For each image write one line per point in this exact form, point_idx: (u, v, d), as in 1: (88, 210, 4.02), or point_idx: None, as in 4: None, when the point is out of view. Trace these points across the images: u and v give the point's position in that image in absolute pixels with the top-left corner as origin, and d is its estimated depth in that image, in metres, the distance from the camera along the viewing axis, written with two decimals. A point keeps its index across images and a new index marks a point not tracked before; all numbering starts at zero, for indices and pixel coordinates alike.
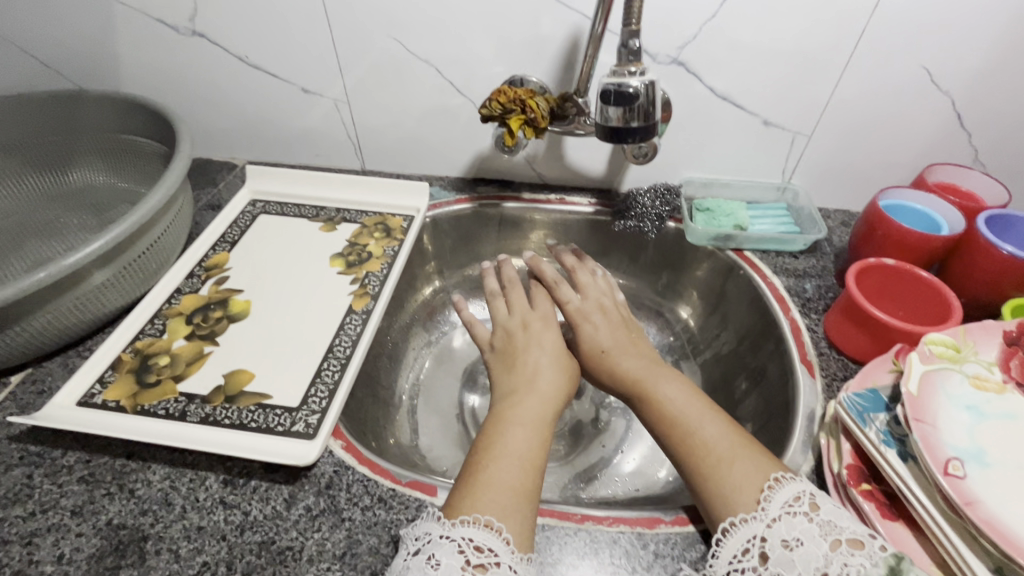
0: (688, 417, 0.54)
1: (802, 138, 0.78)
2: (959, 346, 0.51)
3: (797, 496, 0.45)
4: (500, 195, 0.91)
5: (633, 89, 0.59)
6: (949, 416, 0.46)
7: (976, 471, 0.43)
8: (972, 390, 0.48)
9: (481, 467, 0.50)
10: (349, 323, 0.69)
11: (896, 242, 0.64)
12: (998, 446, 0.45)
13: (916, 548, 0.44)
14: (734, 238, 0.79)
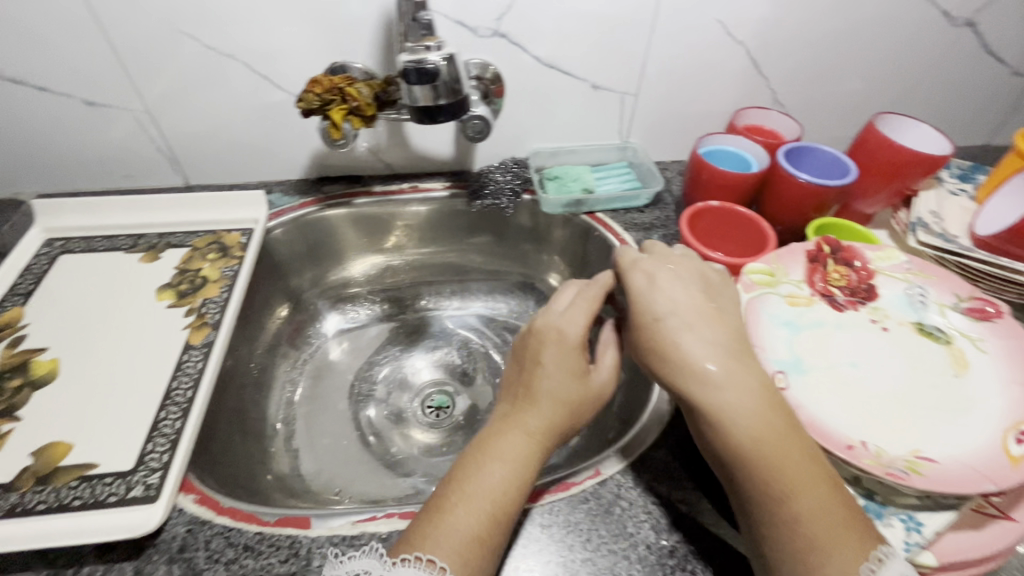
0: (784, 467, 0.40)
1: (630, 98, 0.82)
2: (772, 271, 0.57)
3: None
4: (349, 192, 0.86)
5: (433, 66, 0.58)
6: (771, 335, 0.51)
7: (794, 379, 0.48)
8: (788, 308, 0.54)
9: (447, 512, 0.44)
10: (187, 360, 0.61)
11: (718, 185, 0.69)
12: (811, 353, 0.50)
13: None
14: (584, 202, 0.82)
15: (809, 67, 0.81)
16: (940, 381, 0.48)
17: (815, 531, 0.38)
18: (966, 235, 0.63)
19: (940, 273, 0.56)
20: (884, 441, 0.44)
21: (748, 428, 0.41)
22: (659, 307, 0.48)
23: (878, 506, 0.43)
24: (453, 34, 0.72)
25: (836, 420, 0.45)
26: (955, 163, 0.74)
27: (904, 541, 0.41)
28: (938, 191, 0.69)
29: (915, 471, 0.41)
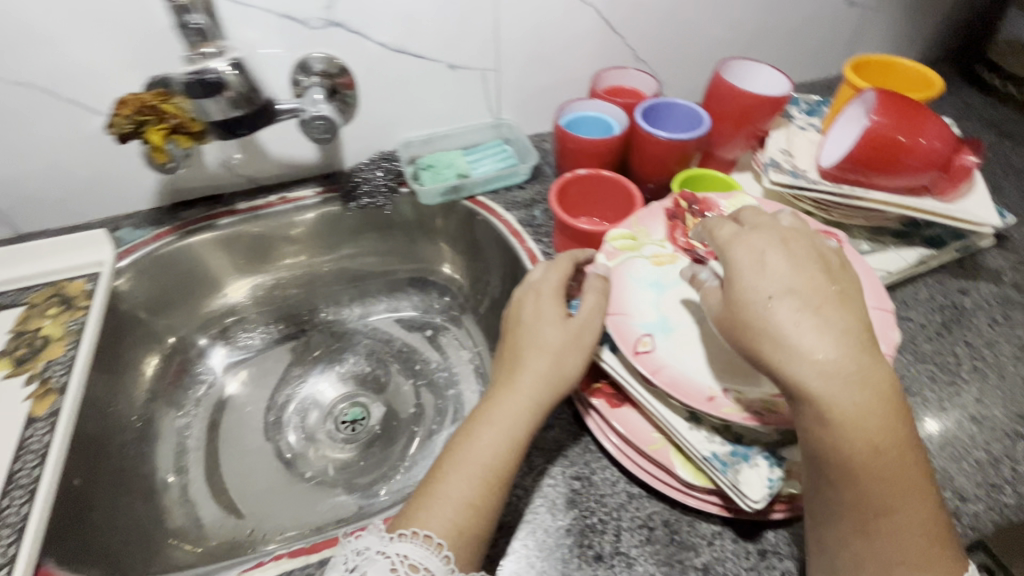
0: (879, 483, 0.40)
1: (491, 74, 0.80)
2: (635, 235, 0.58)
3: None
4: (210, 214, 0.79)
5: (215, 77, 0.56)
6: (638, 298, 0.53)
7: (660, 340, 0.49)
8: (653, 269, 0.55)
9: (438, 481, 0.46)
10: (32, 436, 0.54)
11: (584, 153, 0.69)
12: (677, 310, 0.52)
13: (639, 422, 0.49)
14: (461, 187, 0.80)
15: (662, 21, 0.81)
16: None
17: (900, 534, 0.40)
18: (814, 168, 0.66)
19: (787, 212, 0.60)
20: (744, 385, 0.46)
21: (857, 431, 0.40)
22: (772, 294, 0.42)
23: (746, 448, 0.45)
24: (282, 30, 0.67)
25: (700, 373, 0.47)
26: (803, 99, 0.77)
27: (768, 477, 0.43)
28: (788, 129, 0.72)
29: (771, 410, 0.45)
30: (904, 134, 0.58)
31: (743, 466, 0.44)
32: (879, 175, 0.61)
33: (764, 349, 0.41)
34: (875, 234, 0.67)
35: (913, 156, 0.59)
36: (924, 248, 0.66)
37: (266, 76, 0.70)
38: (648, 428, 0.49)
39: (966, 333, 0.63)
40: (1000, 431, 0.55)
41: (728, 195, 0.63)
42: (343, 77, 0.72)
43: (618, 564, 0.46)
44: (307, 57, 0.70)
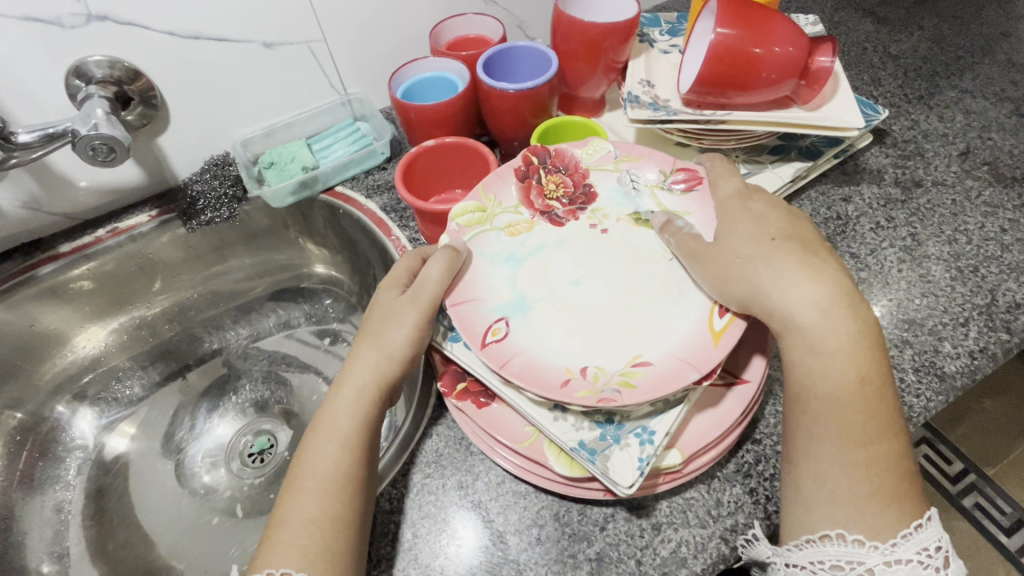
0: (854, 417, 0.42)
1: (319, 45, 0.69)
2: (485, 207, 0.54)
3: (934, 547, 0.40)
4: (27, 264, 0.68)
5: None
6: (493, 278, 0.50)
7: (514, 324, 0.47)
8: (509, 241, 0.52)
9: (284, 506, 0.42)
10: None
11: (427, 123, 0.61)
12: (533, 287, 0.50)
13: (509, 418, 0.46)
14: (311, 181, 0.71)
15: None
16: (658, 266, 0.50)
17: (874, 470, 0.41)
18: (676, 96, 0.60)
19: (647, 153, 0.57)
20: (604, 360, 0.45)
21: (845, 360, 0.43)
22: (768, 237, 0.47)
23: (615, 429, 0.42)
24: (34, 38, 0.56)
25: (554, 357, 0.45)
26: (664, 19, 0.70)
27: (638, 458, 0.40)
28: (649, 54, 0.66)
29: (628, 384, 0.43)
30: (758, 45, 0.54)
31: (612, 450, 0.41)
32: (741, 95, 0.56)
33: (756, 279, 0.45)
34: (752, 154, 0.63)
35: (770, 67, 0.54)
36: (800, 162, 0.62)
37: (36, 95, 0.59)
38: (520, 424, 0.45)
39: (851, 244, 0.60)
40: (886, 342, 0.53)
41: (584, 142, 0.59)
42: (137, 80, 0.62)
43: (508, 571, 0.43)
44: (81, 62, 0.59)
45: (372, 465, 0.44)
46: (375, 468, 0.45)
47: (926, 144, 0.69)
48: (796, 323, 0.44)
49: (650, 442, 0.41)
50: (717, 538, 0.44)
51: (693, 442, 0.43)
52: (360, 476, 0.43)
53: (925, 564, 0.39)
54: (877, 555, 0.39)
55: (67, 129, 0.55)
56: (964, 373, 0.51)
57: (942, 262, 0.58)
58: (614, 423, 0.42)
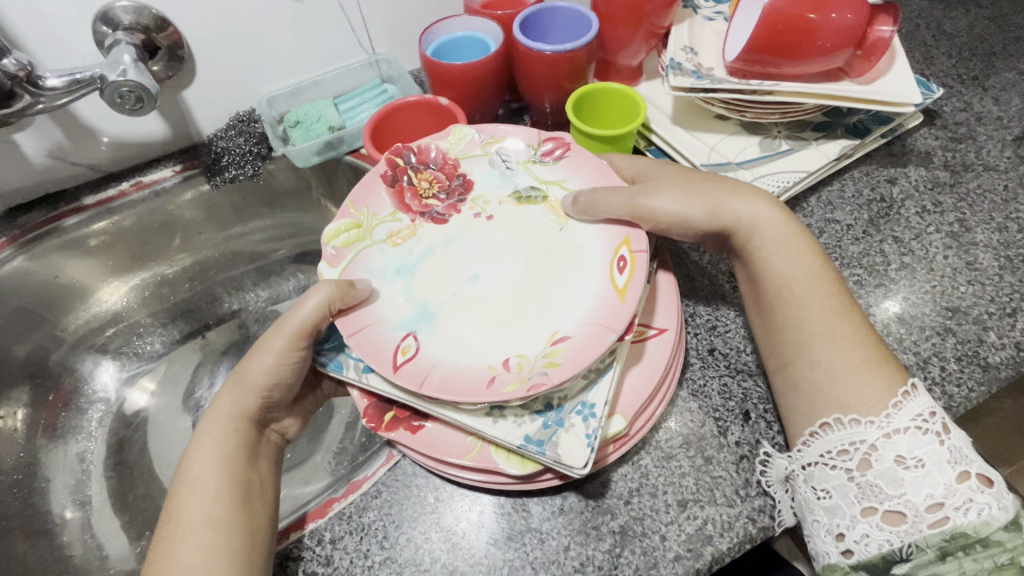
0: (813, 296, 0.47)
1: (348, 0, 0.67)
2: (360, 222, 0.52)
3: (929, 412, 0.41)
4: (53, 215, 0.68)
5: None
6: (388, 301, 0.49)
7: (423, 337, 0.46)
8: (395, 252, 0.52)
9: (166, 556, 0.40)
10: None
11: (455, 83, 0.59)
12: (430, 292, 0.50)
13: (445, 439, 0.44)
14: (337, 141, 0.69)
15: None
16: (550, 240, 0.52)
17: (856, 337, 0.45)
18: (720, 65, 0.58)
19: (510, 129, 0.58)
20: (523, 348, 0.45)
21: (791, 256, 0.48)
22: (693, 173, 0.54)
23: (556, 413, 0.42)
24: None
25: (472, 358, 0.45)
26: None
27: (586, 435, 0.41)
28: (692, 21, 0.63)
29: (552, 364, 0.43)
30: (814, 11, 0.51)
31: (558, 435, 0.41)
32: (794, 65, 0.53)
33: (710, 198, 0.50)
34: (794, 131, 0.60)
35: (827, 35, 0.51)
36: (847, 140, 0.59)
37: (64, 40, 0.58)
38: (460, 436, 0.44)
39: (894, 228, 0.58)
40: (928, 329, 0.51)
41: (446, 131, 0.58)
42: (164, 30, 0.60)
43: (531, 541, 0.43)
44: (108, 7, 0.57)
45: (252, 499, 0.43)
46: (257, 502, 0.43)
47: (980, 126, 0.65)
48: (755, 227, 0.50)
49: (593, 417, 0.42)
50: (744, 517, 0.43)
51: (632, 403, 0.44)
52: (235, 513, 0.41)
53: (925, 429, 0.40)
54: (876, 430, 0.41)
55: (96, 75, 0.53)
56: (1008, 365, 0.49)
57: (990, 251, 0.56)
58: (552, 411, 0.42)
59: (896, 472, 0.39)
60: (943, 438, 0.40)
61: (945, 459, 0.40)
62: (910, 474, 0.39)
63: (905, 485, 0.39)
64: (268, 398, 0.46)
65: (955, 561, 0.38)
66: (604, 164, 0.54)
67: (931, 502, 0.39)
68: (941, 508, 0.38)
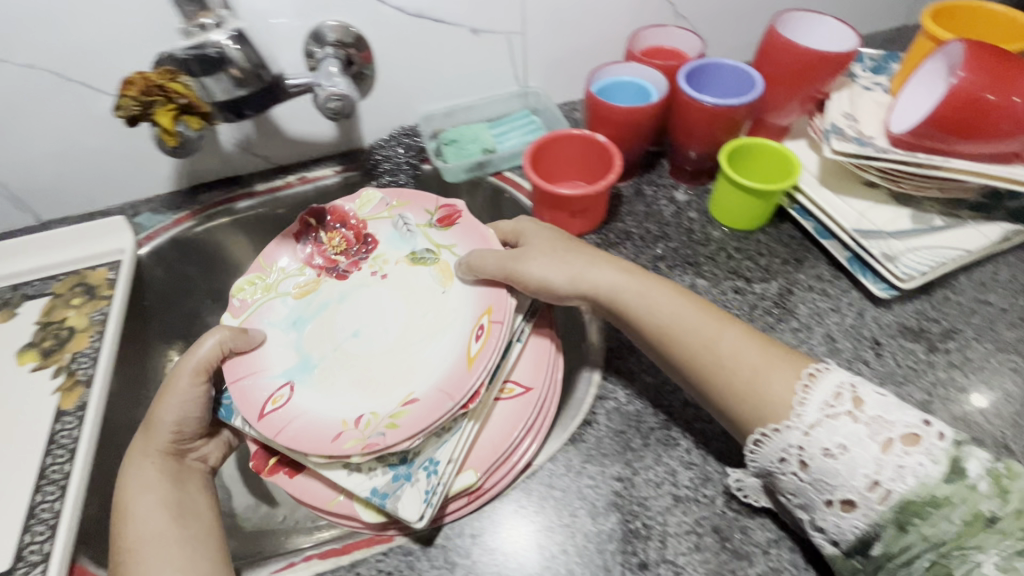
0: (692, 329, 0.48)
1: (517, 38, 0.73)
2: (265, 278, 0.62)
3: (836, 394, 0.41)
4: (228, 196, 0.76)
5: (217, 51, 0.53)
6: (275, 351, 0.56)
7: (297, 387, 0.53)
8: (295, 303, 0.60)
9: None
10: (61, 431, 0.54)
11: (617, 122, 0.63)
12: (316, 344, 0.57)
13: (313, 487, 0.48)
14: (488, 163, 0.74)
15: None
16: (431, 303, 0.58)
17: (742, 352, 0.46)
18: (882, 135, 0.59)
19: (411, 197, 0.66)
20: (377, 406, 0.51)
21: (654, 305, 0.50)
22: (573, 237, 0.56)
23: (405, 468, 0.47)
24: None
25: (332, 412, 0.51)
26: (867, 56, 0.69)
27: (425, 491, 0.45)
28: (851, 89, 0.64)
29: (392, 426, 0.48)
30: (995, 92, 0.51)
31: (403, 489, 0.45)
32: (966, 143, 0.53)
33: (572, 265, 0.53)
34: (949, 208, 0.60)
35: (1008, 117, 0.51)
36: (1009, 224, 0.58)
37: (279, 48, 0.66)
38: (327, 490, 0.48)
39: None
40: None
41: (357, 195, 0.67)
42: (361, 46, 0.67)
43: (666, 572, 0.44)
44: (320, 25, 0.65)
45: (189, 510, 0.48)
46: (194, 516, 0.47)
47: None
48: (616, 288, 0.51)
49: (434, 474, 0.46)
50: None
51: (482, 462, 0.48)
52: (174, 524, 0.46)
53: (833, 412, 0.41)
54: (791, 433, 0.41)
55: (310, 83, 0.61)
56: None
57: None
58: (403, 466, 0.47)
59: (828, 464, 0.40)
60: (855, 415, 0.40)
61: (863, 435, 0.39)
62: (839, 463, 0.39)
63: (839, 474, 0.39)
64: (179, 432, 0.51)
65: (915, 533, 0.37)
66: (487, 230, 0.60)
67: (868, 482, 0.38)
68: (878, 486, 0.38)
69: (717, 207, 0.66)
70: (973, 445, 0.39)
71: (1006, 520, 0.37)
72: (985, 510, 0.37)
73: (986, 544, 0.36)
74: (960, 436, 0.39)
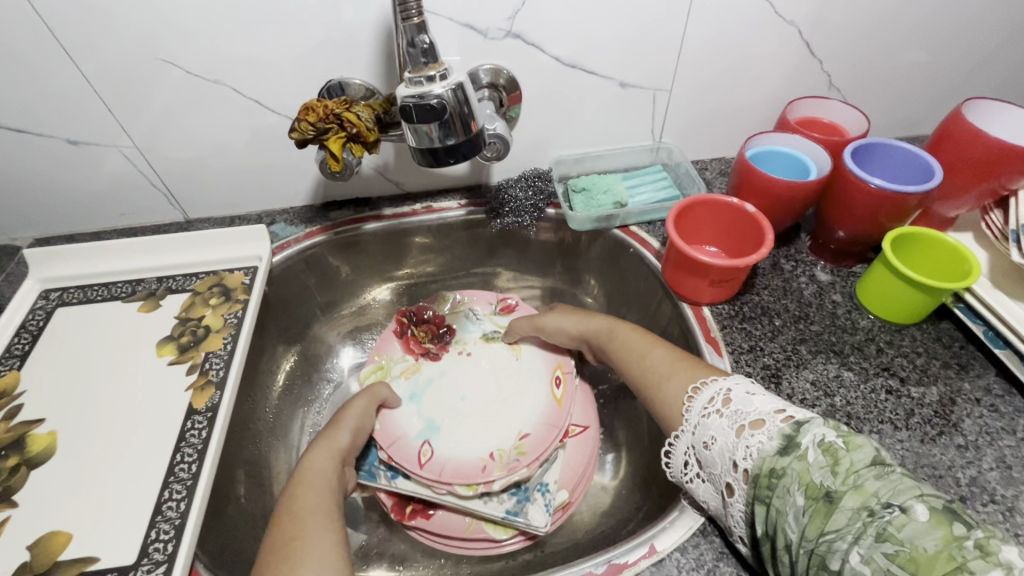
0: (634, 353, 0.57)
1: (663, 94, 0.72)
2: (381, 366, 0.72)
3: (712, 398, 0.46)
4: (358, 217, 0.78)
5: (437, 101, 0.48)
6: (404, 417, 0.66)
7: (434, 443, 0.64)
8: (406, 383, 0.70)
9: (289, 535, 0.46)
10: (190, 429, 0.56)
11: (771, 194, 0.60)
12: (434, 410, 0.68)
13: (448, 518, 0.61)
14: (616, 216, 0.74)
15: (864, 50, 0.72)
16: (510, 367, 0.72)
17: (663, 363, 0.53)
18: None
19: (476, 295, 0.80)
20: (500, 442, 0.64)
21: (618, 341, 0.60)
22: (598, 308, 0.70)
23: (524, 491, 0.61)
24: (462, 40, 0.63)
25: (468, 454, 0.63)
26: None
27: (544, 504, 0.59)
28: None
29: (522, 452, 0.63)
30: None
31: (527, 506, 0.59)
32: None
33: (582, 318, 0.66)
34: None
35: None
36: None
37: None
38: (461, 518, 0.61)
39: None
40: None
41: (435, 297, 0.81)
42: (512, 90, 0.68)
43: None
44: (476, 68, 0.66)
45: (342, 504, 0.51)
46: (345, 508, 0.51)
47: None
48: (600, 331, 0.63)
49: (548, 492, 0.60)
50: None
51: (568, 478, 0.63)
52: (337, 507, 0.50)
53: (710, 413, 0.46)
54: (685, 436, 0.47)
55: None
56: None
57: None
58: (522, 491, 0.61)
59: (709, 455, 0.45)
60: (722, 410, 0.45)
61: (725, 426, 0.44)
62: (713, 453, 0.44)
63: (715, 464, 0.44)
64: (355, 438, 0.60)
65: (771, 508, 0.39)
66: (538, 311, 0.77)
67: (731, 463, 0.43)
68: (737, 466, 0.42)
69: (865, 291, 0.62)
70: (812, 422, 0.40)
71: (845, 495, 0.36)
72: (819, 482, 0.37)
73: (838, 527, 0.35)
74: (808, 417, 0.41)
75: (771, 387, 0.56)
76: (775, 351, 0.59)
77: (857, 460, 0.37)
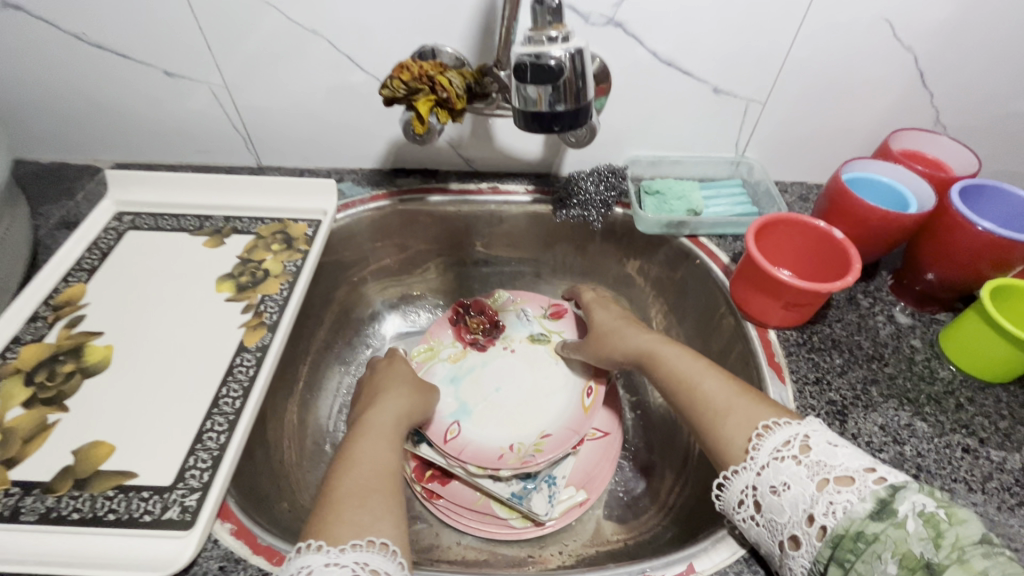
0: (684, 375, 0.54)
1: (756, 106, 0.70)
2: (432, 348, 0.75)
3: (786, 441, 0.43)
4: (424, 187, 0.77)
5: (555, 62, 0.47)
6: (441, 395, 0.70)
7: (463, 425, 0.67)
8: (450, 366, 0.73)
9: (346, 487, 0.44)
10: (239, 365, 0.56)
11: (863, 222, 0.57)
12: (470, 395, 0.71)
13: (460, 492, 0.64)
14: (687, 224, 0.72)
15: (982, 89, 0.67)
16: (548, 369, 0.73)
17: (715, 392, 0.50)
18: None
19: (531, 296, 0.81)
20: (523, 437, 0.67)
21: (660, 356, 0.58)
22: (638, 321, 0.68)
23: (532, 480, 0.64)
24: None
25: (491, 441, 0.66)
26: None
27: (549, 495, 0.62)
28: None
29: (539, 450, 0.65)
30: None
31: (532, 494, 0.62)
32: None
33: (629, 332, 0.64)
34: None
35: None
36: None
37: None
38: (472, 492, 0.64)
39: None
40: None
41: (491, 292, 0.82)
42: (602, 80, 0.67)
43: None
44: None
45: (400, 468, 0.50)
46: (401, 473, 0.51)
47: None
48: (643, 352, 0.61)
49: (554, 484, 0.64)
50: None
51: (578, 476, 0.65)
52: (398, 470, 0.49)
53: (782, 458, 0.43)
54: (747, 474, 0.44)
55: None
56: None
57: None
58: (531, 479, 0.64)
59: (777, 501, 0.42)
60: (800, 460, 0.42)
61: (803, 475, 0.41)
62: (783, 499, 0.41)
63: (783, 513, 0.41)
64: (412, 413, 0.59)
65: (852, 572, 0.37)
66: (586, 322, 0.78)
67: (805, 516, 0.40)
68: (813, 521, 0.39)
69: (950, 343, 0.58)
70: (909, 488, 0.38)
71: (947, 570, 0.34)
72: (918, 553, 0.35)
73: None
74: (902, 481, 0.39)
75: (835, 424, 0.53)
76: (843, 388, 0.56)
77: (964, 537, 0.35)
